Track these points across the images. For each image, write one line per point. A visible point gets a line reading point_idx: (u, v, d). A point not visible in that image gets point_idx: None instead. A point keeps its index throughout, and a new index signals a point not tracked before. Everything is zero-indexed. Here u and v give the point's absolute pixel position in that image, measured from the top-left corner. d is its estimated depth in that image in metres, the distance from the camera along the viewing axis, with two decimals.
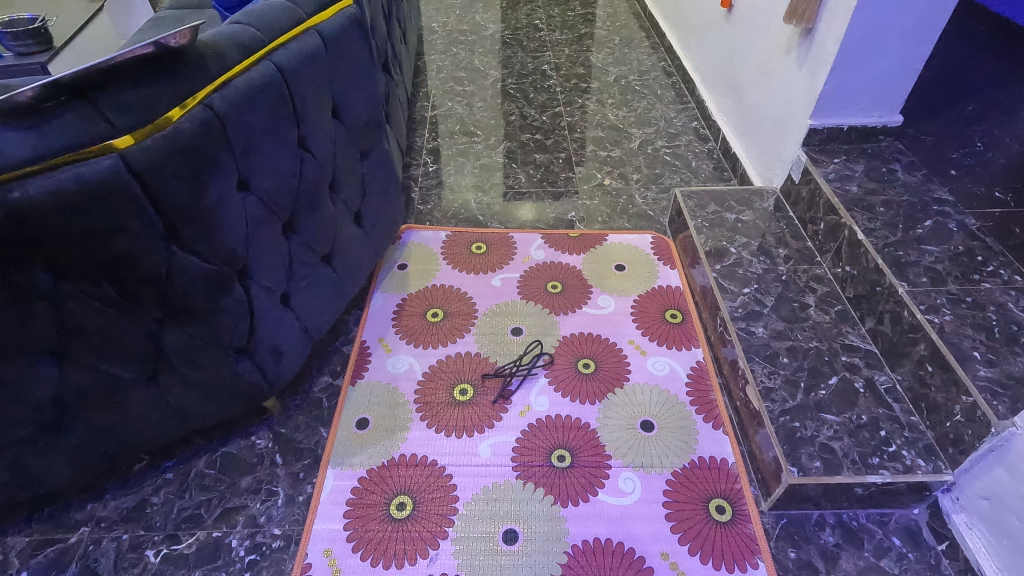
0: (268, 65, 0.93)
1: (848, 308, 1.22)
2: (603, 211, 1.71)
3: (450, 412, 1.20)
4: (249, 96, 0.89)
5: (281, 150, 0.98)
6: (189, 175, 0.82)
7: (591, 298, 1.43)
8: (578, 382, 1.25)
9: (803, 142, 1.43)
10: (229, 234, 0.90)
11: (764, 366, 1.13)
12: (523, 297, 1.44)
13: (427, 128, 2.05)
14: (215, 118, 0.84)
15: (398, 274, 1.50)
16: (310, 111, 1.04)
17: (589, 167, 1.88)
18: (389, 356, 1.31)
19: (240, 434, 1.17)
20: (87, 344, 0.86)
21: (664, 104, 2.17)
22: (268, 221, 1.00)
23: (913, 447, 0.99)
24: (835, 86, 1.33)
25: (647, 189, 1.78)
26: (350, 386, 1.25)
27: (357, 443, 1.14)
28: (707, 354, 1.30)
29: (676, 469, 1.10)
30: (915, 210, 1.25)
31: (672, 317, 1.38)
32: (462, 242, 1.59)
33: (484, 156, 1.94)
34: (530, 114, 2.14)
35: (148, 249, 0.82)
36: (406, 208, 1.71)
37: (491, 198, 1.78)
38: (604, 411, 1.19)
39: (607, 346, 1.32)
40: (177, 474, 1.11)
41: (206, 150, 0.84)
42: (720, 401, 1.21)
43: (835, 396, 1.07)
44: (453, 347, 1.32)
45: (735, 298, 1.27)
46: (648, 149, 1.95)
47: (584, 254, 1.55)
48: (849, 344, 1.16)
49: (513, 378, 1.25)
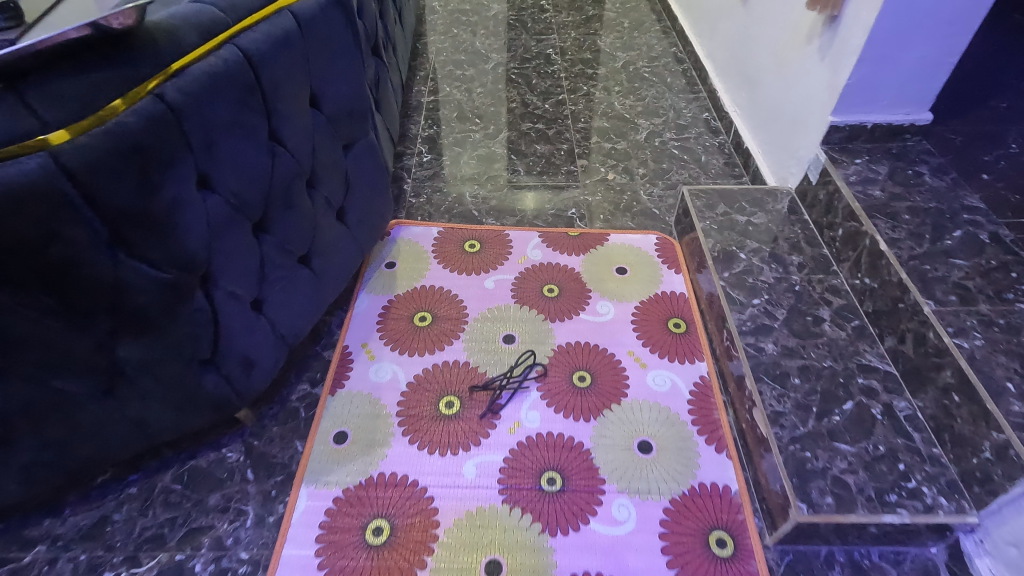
0: (232, 50, 0.84)
1: (866, 324, 1.13)
2: (605, 208, 1.61)
3: (434, 427, 1.12)
4: (209, 85, 0.79)
5: (248, 145, 0.89)
6: (137, 176, 0.73)
7: (589, 304, 1.35)
8: (573, 398, 1.16)
9: (823, 140, 1.32)
10: (187, 239, 0.82)
11: (774, 388, 1.04)
12: (517, 302, 1.35)
13: (423, 114, 1.95)
14: (168, 110, 0.75)
15: (386, 273, 1.41)
16: (283, 101, 0.95)
17: (593, 160, 1.78)
18: (371, 364, 1.23)
19: (210, 446, 1.09)
20: (27, 359, 0.76)
21: (674, 93, 2.06)
22: (236, 223, 0.91)
23: (935, 483, 0.91)
24: (860, 80, 1.22)
25: (653, 185, 1.68)
26: (329, 396, 1.17)
27: (333, 460, 1.07)
28: (711, 368, 1.21)
29: (674, 497, 1.02)
30: (944, 218, 1.15)
31: (676, 327, 1.29)
32: (455, 240, 1.50)
33: (482, 146, 1.84)
34: (532, 101, 2.03)
35: (91, 258, 0.73)
36: (397, 201, 1.62)
37: (488, 191, 1.68)
38: (599, 430, 1.11)
39: (604, 358, 1.23)
40: (141, 489, 1.04)
41: (158, 147, 0.74)
42: (724, 420, 1.12)
43: (850, 423, 0.99)
44: (440, 356, 1.24)
45: (743, 310, 1.18)
46: (655, 142, 1.84)
47: (583, 255, 1.46)
48: (866, 364, 1.07)
49: (502, 390, 1.17)
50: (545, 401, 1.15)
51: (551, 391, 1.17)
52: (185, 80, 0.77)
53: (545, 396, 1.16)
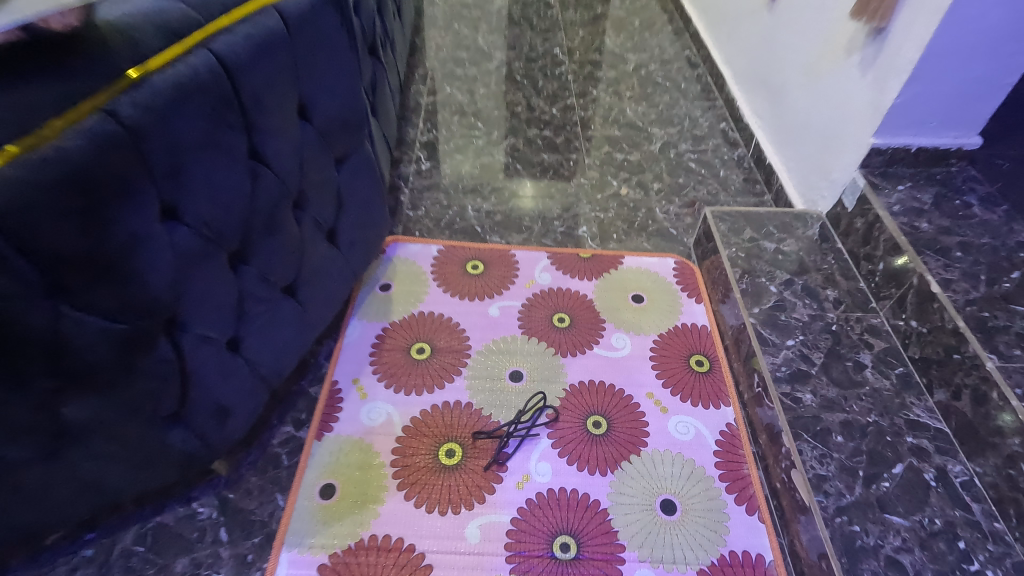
0: (205, 57, 0.70)
1: (911, 372, 1.03)
2: (618, 227, 1.50)
3: (433, 480, 1.00)
4: (175, 99, 0.66)
5: (225, 168, 0.76)
6: (84, 213, 0.60)
7: (603, 337, 1.23)
8: (588, 448, 1.05)
9: (862, 163, 1.22)
10: (149, 283, 0.69)
11: (815, 447, 0.94)
12: (524, 333, 1.23)
13: (421, 116, 1.82)
14: (123, 131, 0.61)
15: (380, 297, 1.29)
16: (266, 114, 0.82)
17: (604, 172, 1.66)
18: (363, 404, 1.10)
19: (179, 500, 0.97)
20: None
21: (688, 100, 1.94)
22: (210, 258, 0.78)
23: (1000, 565, 0.81)
24: (908, 101, 1.11)
25: (669, 202, 1.57)
26: (316, 441, 1.04)
27: (320, 519, 0.95)
28: (739, 415, 1.10)
29: (700, 569, 0.92)
30: (999, 257, 1.04)
31: (698, 365, 1.18)
32: (456, 260, 1.38)
33: (484, 153, 1.71)
34: (538, 105, 1.90)
35: (25, 311, 0.59)
36: (393, 214, 1.49)
37: (491, 204, 1.55)
38: (617, 486, 1.00)
39: (621, 400, 1.12)
40: (98, 551, 0.91)
41: (111, 175, 0.61)
42: (754, 476, 1.02)
43: (901, 491, 0.89)
44: (440, 395, 1.12)
45: (777, 353, 1.07)
46: (670, 153, 1.72)
47: (596, 279, 1.35)
48: (914, 420, 0.97)
49: (510, 436, 1.06)
50: (557, 452, 1.04)
51: (564, 439, 1.06)
52: (145, 95, 0.64)
53: (558, 447, 1.05)
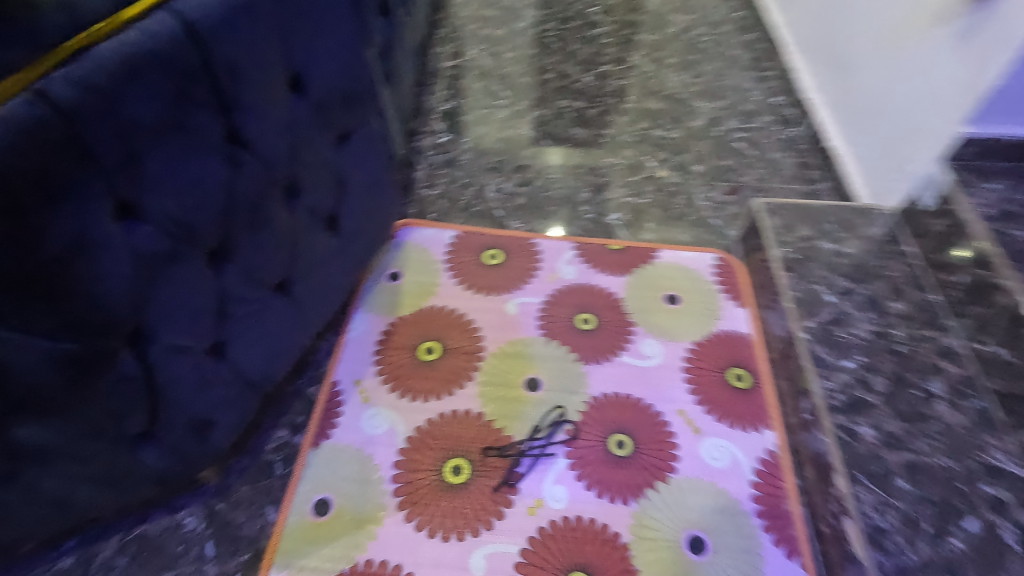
0: (162, 23, 0.59)
1: (992, 406, 0.88)
2: (654, 214, 1.35)
3: (437, 500, 0.91)
4: (123, 73, 0.56)
5: (195, 157, 0.65)
6: (7, 215, 0.50)
7: (632, 342, 1.11)
8: (607, 471, 0.94)
9: (946, 155, 1.04)
10: (103, 293, 0.60)
11: (872, 493, 0.85)
12: (544, 334, 1.12)
13: (442, 82, 1.66)
14: (54, 114, 0.52)
15: (389, 288, 1.18)
16: (248, 92, 0.70)
17: (640, 150, 1.50)
18: (364, 408, 1.01)
19: (164, 508, 0.90)
20: None
21: (738, 69, 1.74)
22: (181, 261, 0.68)
23: None
24: (1012, 83, 0.93)
25: (711, 187, 1.41)
26: (311, 449, 0.96)
27: (312, 539, 0.88)
28: (783, 440, 0.95)
29: None
30: None
31: (737, 379, 1.05)
32: (473, 247, 1.26)
33: (509, 126, 1.56)
34: (570, 72, 1.73)
35: None
36: (406, 194, 1.37)
37: (514, 184, 1.42)
38: (638, 518, 0.90)
39: (648, 417, 1.00)
40: (79, 561, 0.86)
41: (40, 168, 0.51)
42: (797, 515, 0.88)
43: (975, 552, 0.77)
44: (447, 402, 1.02)
45: (832, 377, 0.96)
46: (715, 131, 1.55)
47: (626, 275, 1.21)
48: (992, 465, 0.83)
49: (521, 455, 0.96)
50: (573, 474, 0.94)
51: (581, 459, 0.96)
52: (84, 70, 0.54)
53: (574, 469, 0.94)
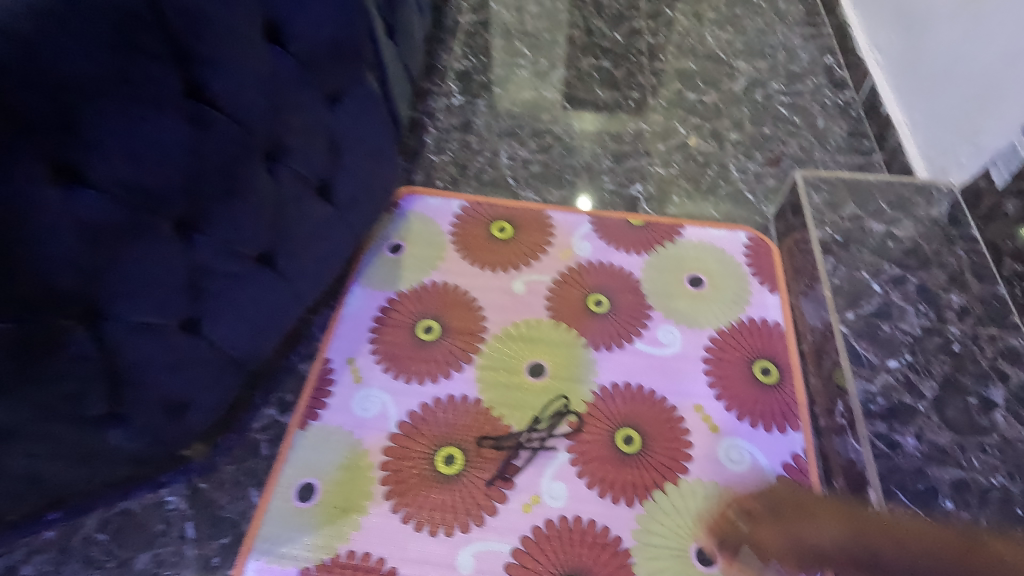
0: None
1: None
2: (681, 187, 1.23)
3: (428, 491, 0.86)
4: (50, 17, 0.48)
5: (149, 118, 0.58)
6: None
7: (648, 328, 1.01)
8: (610, 469, 0.87)
9: None
10: (44, 270, 0.54)
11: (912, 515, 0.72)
12: (553, 316, 1.03)
13: (459, 38, 1.55)
14: None
15: (389, 261, 1.11)
16: (212, 45, 0.62)
17: (671, 115, 1.36)
18: (356, 390, 0.95)
19: (148, 485, 0.87)
20: None
21: (786, 26, 1.56)
22: (141, 233, 0.62)
23: None
24: None
25: (748, 158, 1.27)
26: (299, 430, 0.91)
27: (293, 525, 0.83)
28: (810, 444, 0.89)
29: None
30: None
31: (764, 374, 0.95)
32: (481, 219, 1.17)
33: (528, 87, 1.44)
34: (599, 28, 1.58)
35: None
36: (414, 159, 1.28)
37: (530, 150, 1.31)
38: (644, 522, 0.82)
39: (661, 411, 0.92)
40: (60, 535, 0.83)
41: None
42: None
43: None
44: (444, 386, 0.95)
45: (873, 379, 0.83)
46: (756, 95, 1.40)
47: (647, 254, 1.11)
48: None
49: (519, 448, 0.89)
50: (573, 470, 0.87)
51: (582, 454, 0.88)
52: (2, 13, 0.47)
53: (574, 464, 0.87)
